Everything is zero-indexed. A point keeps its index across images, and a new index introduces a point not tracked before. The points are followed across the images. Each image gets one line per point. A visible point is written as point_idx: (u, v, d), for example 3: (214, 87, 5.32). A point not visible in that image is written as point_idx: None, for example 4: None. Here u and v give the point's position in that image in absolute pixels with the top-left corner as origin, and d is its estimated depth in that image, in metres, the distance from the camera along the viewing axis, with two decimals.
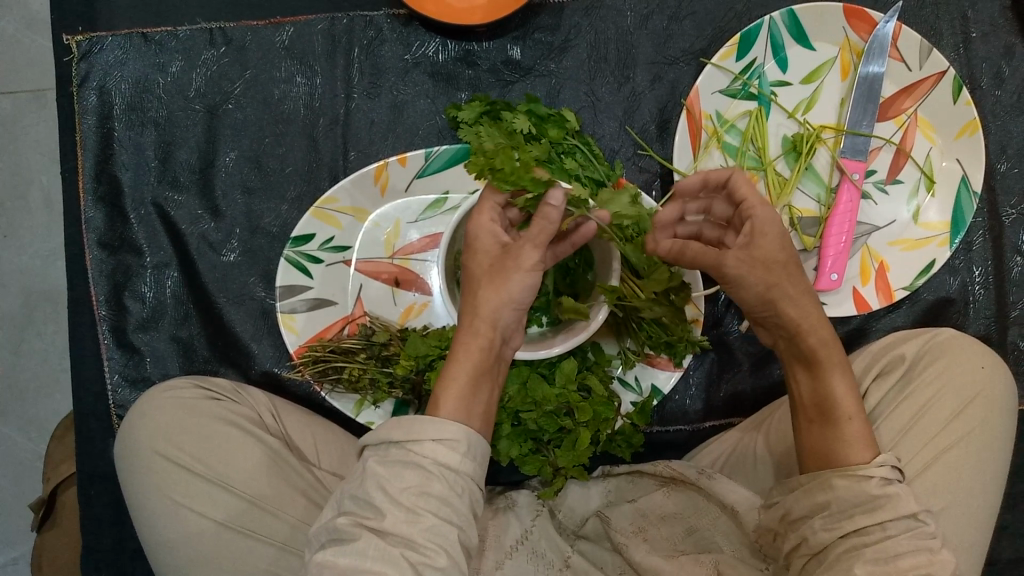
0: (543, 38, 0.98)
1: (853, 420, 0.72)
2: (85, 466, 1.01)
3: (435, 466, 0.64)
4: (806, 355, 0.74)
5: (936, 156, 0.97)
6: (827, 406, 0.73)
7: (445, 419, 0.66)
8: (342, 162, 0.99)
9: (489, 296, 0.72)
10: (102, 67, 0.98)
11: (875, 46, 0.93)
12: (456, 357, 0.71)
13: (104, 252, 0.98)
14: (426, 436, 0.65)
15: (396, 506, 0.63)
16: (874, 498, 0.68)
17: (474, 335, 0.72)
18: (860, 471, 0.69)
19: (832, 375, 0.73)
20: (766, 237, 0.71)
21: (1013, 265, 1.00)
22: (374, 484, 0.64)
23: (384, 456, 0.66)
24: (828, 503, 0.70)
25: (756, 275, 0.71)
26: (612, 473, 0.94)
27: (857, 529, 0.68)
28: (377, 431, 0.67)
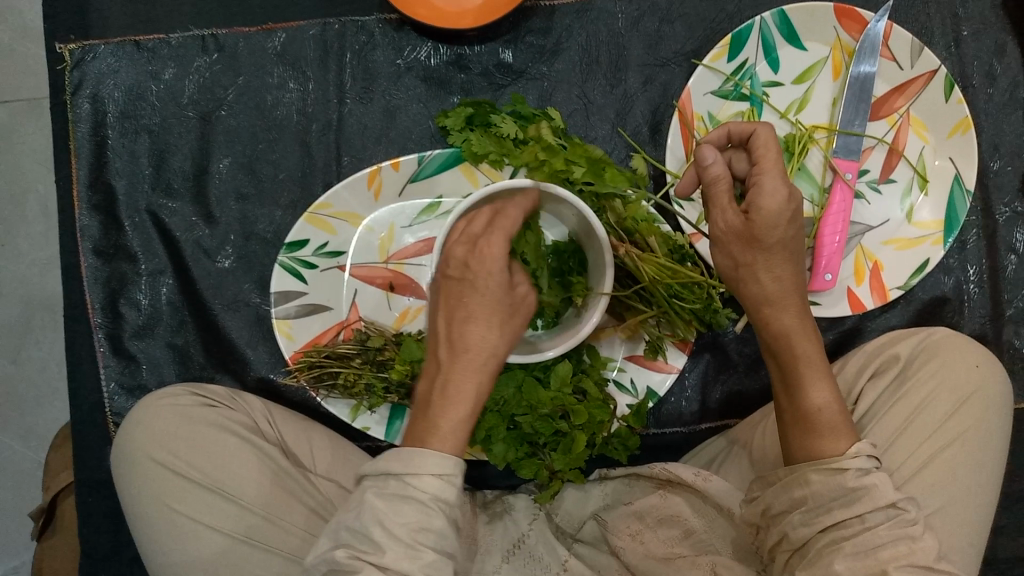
0: (534, 41, 0.99)
1: (823, 413, 0.71)
2: (83, 474, 1.01)
3: (433, 500, 0.62)
4: (770, 347, 0.72)
5: (929, 155, 0.97)
6: (796, 401, 0.72)
7: (441, 450, 0.63)
8: (335, 167, 0.99)
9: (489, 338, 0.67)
10: (95, 75, 0.98)
11: (866, 45, 0.93)
12: (452, 398, 0.65)
13: (99, 260, 0.99)
14: (424, 470, 0.62)
15: (395, 541, 0.61)
16: (850, 491, 0.68)
17: (477, 373, 0.66)
18: (834, 465, 0.69)
19: (802, 369, 0.71)
20: (763, 210, 0.67)
21: (1007, 263, 1.00)
22: (373, 518, 0.62)
23: (383, 488, 0.63)
24: (805, 498, 0.71)
25: (735, 248, 0.70)
26: (608, 476, 0.93)
27: (836, 523, 0.69)
28: (377, 460, 0.65)
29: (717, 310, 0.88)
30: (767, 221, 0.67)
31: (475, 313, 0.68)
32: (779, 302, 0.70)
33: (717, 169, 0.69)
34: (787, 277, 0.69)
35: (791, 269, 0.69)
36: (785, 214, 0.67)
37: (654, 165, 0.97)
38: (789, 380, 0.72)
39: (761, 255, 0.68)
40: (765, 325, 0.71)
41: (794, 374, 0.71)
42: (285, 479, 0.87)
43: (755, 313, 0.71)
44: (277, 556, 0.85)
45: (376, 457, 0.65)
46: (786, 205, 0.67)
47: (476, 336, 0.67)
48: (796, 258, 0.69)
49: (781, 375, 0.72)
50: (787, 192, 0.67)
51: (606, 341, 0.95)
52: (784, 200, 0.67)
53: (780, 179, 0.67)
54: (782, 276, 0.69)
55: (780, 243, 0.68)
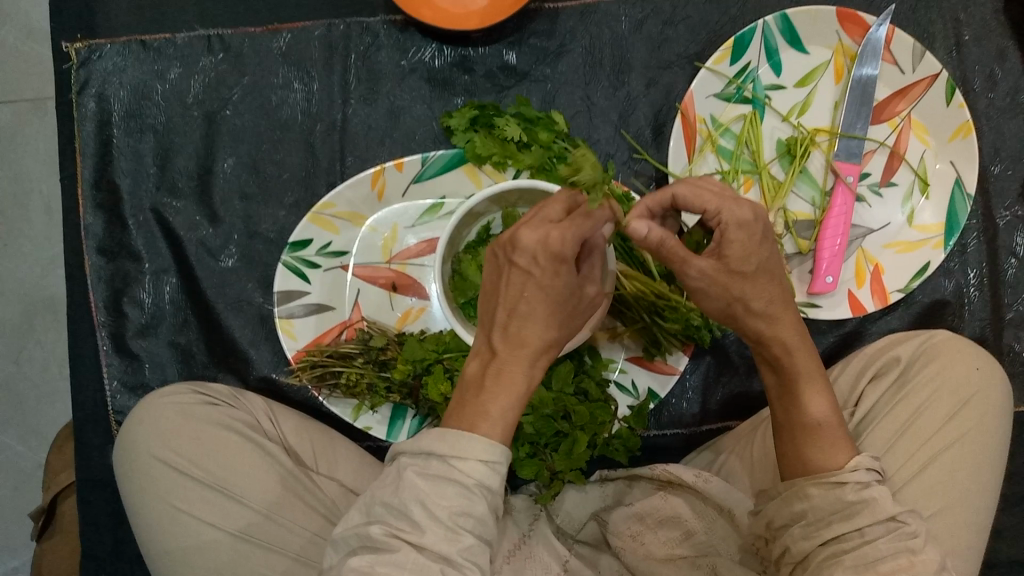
0: (538, 43, 0.99)
1: (822, 427, 0.72)
2: (85, 472, 1.01)
3: (476, 486, 0.62)
4: (769, 359, 0.73)
5: (930, 158, 0.97)
6: (796, 413, 0.73)
7: (491, 437, 0.64)
8: (339, 167, 0.99)
9: (550, 331, 0.68)
10: (100, 74, 0.99)
11: (868, 49, 0.93)
12: (504, 386, 0.66)
13: (103, 258, 0.99)
14: (470, 455, 0.62)
15: (435, 523, 0.61)
16: (850, 504, 0.69)
17: (529, 369, 0.67)
18: (832, 478, 0.69)
19: (802, 381, 0.72)
20: (733, 245, 0.67)
21: (1007, 267, 1.01)
22: (413, 497, 0.62)
23: (424, 468, 0.63)
24: (806, 512, 0.71)
25: (717, 287, 0.69)
26: (608, 478, 0.93)
27: (836, 537, 0.69)
28: (418, 440, 0.65)
29: (707, 329, 0.89)
30: (739, 251, 0.67)
31: (540, 309, 0.67)
32: (778, 321, 0.71)
33: (656, 233, 0.67)
34: (778, 298, 0.71)
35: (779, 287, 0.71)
36: (756, 239, 0.68)
37: (656, 168, 0.98)
38: (788, 391, 0.73)
39: (749, 284, 0.69)
40: (767, 342, 0.72)
41: (794, 386, 0.73)
42: (286, 476, 0.87)
43: (755, 336, 0.72)
44: (283, 557, 0.85)
45: (417, 436, 0.65)
46: (753, 230, 0.67)
47: (537, 331, 0.67)
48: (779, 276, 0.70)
49: (780, 387, 0.74)
50: (754, 211, 0.68)
51: (606, 343, 0.96)
52: (750, 221, 0.67)
53: (739, 205, 0.67)
54: (772, 296, 0.70)
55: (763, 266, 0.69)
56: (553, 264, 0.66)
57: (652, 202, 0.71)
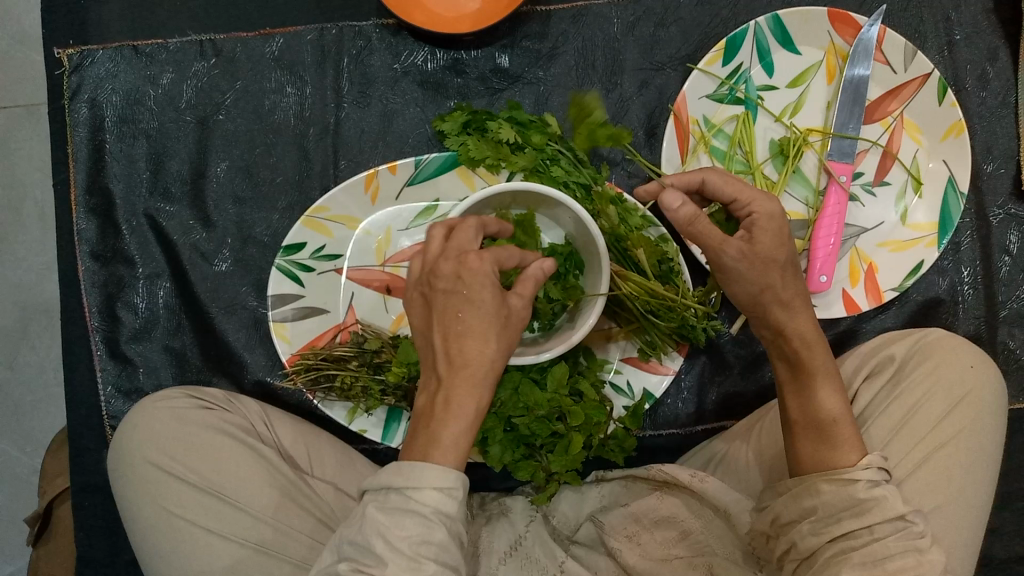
0: (531, 45, 0.99)
1: (838, 422, 0.73)
2: (80, 478, 1.01)
3: (434, 513, 0.62)
4: (788, 354, 0.74)
5: (923, 158, 0.98)
6: (809, 409, 0.74)
7: (444, 464, 0.63)
8: (333, 171, 0.99)
9: (491, 348, 0.66)
10: (93, 80, 0.99)
11: (860, 49, 0.94)
12: (452, 412, 0.64)
13: (96, 263, 0.99)
14: (424, 483, 0.62)
15: (396, 554, 0.61)
16: (860, 502, 0.69)
17: (475, 390, 0.65)
18: (845, 475, 0.70)
19: (817, 377, 0.74)
20: (766, 232, 0.70)
21: (1001, 265, 1.01)
22: (374, 531, 0.62)
23: (384, 502, 0.63)
24: (816, 508, 0.71)
25: (754, 271, 0.71)
26: (605, 478, 0.93)
27: (845, 533, 0.69)
28: (378, 475, 0.65)
29: (704, 326, 0.89)
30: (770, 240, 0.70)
31: (473, 329, 0.66)
32: (794, 314, 0.73)
33: (688, 209, 0.69)
34: (796, 298, 0.73)
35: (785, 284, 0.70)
36: (784, 232, 0.71)
37: (649, 168, 0.98)
38: (803, 388, 0.74)
39: (779, 274, 0.72)
40: (786, 336, 0.74)
41: (810, 382, 0.74)
42: (281, 480, 0.87)
43: (777, 328, 0.74)
44: (278, 560, 0.85)
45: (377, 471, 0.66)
46: (782, 220, 0.71)
47: (478, 350, 0.65)
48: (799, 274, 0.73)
49: (795, 383, 0.75)
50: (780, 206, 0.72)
51: (601, 344, 0.96)
52: (779, 214, 0.71)
53: (769, 198, 0.71)
54: (796, 290, 0.73)
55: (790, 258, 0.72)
56: (469, 285, 0.67)
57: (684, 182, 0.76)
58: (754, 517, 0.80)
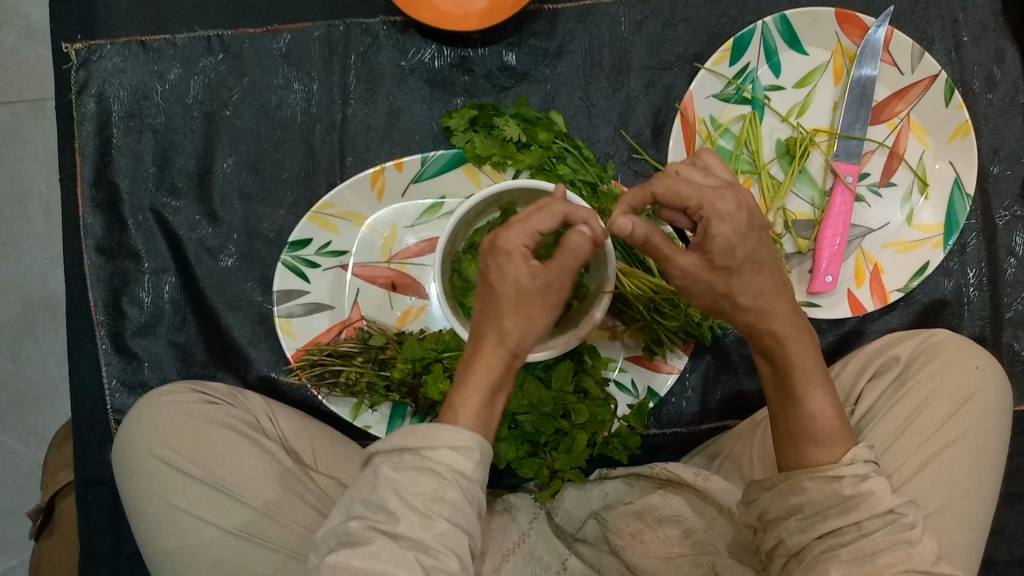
0: (538, 44, 0.99)
1: (819, 419, 0.71)
2: (84, 471, 1.01)
3: (449, 472, 0.62)
4: (767, 352, 0.72)
5: (929, 159, 0.98)
6: (790, 407, 0.72)
7: (460, 426, 0.63)
8: (338, 167, 0.99)
9: (514, 319, 0.64)
10: (101, 74, 0.99)
11: (868, 49, 0.93)
12: (468, 380, 0.64)
13: (102, 258, 0.99)
14: (440, 444, 0.62)
15: (409, 511, 0.61)
16: (847, 498, 0.68)
17: (496, 356, 0.65)
18: (828, 472, 0.69)
19: (796, 372, 0.71)
20: (719, 238, 0.65)
21: (1006, 267, 1.01)
22: (387, 488, 0.62)
23: (397, 462, 0.63)
24: (801, 505, 0.71)
25: (702, 285, 0.68)
26: (607, 476, 0.92)
27: (833, 530, 0.69)
28: (391, 437, 0.65)
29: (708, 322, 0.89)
30: (724, 246, 0.65)
31: (502, 305, 0.64)
32: (769, 313, 0.69)
33: (639, 231, 0.66)
34: (768, 289, 0.69)
35: (779, 273, 0.69)
36: (741, 230, 0.65)
37: (655, 167, 0.98)
38: (785, 384, 0.72)
39: (736, 278, 0.67)
40: (758, 333, 0.71)
41: (790, 379, 0.71)
42: (285, 474, 0.87)
43: (747, 327, 0.70)
44: (277, 554, 0.85)
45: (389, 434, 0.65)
46: (742, 224, 0.65)
47: (502, 327, 0.64)
48: (771, 267, 0.68)
49: (777, 380, 0.72)
50: (737, 202, 0.65)
51: (605, 343, 0.95)
52: (736, 213, 0.65)
53: (720, 197, 0.65)
54: (761, 288, 0.68)
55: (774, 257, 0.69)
56: (503, 264, 0.64)
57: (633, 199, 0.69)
58: (742, 509, 0.78)
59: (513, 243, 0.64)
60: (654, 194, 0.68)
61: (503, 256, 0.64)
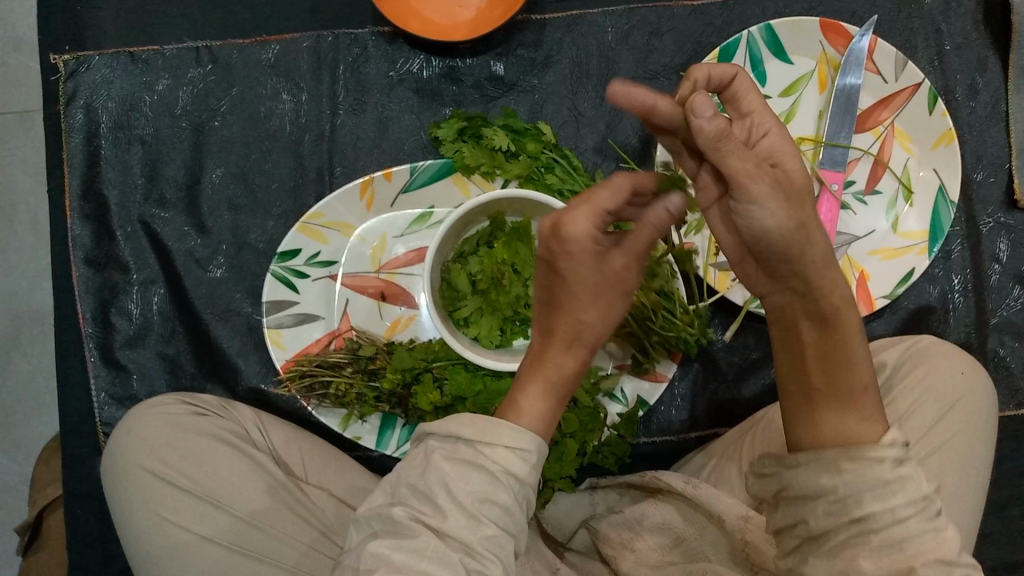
0: (526, 54, 1.00)
1: (866, 393, 0.67)
2: (72, 485, 1.01)
3: (502, 473, 0.62)
4: (822, 316, 0.66)
5: (914, 166, 0.99)
6: (838, 377, 0.67)
7: (523, 427, 0.63)
8: (328, 177, 0.99)
9: (591, 314, 0.66)
10: (89, 85, 0.99)
11: (852, 59, 0.95)
12: (535, 380, 0.66)
13: (90, 269, 0.99)
14: (499, 441, 0.62)
15: (459, 509, 0.61)
16: (887, 483, 0.63)
17: (568, 355, 0.67)
18: (871, 455, 0.64)
19: (848, 344, 0.66)
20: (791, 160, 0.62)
21: (991, 273, 1.02)
22: (438, 482, 0.62)
23: (451, 453, 0.63)
24: (833, 487, 0.65)
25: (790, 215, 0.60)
26: (598, 485, 0.95)
27: (866, 516, 0.63)
28: (446, 422, 0.65)
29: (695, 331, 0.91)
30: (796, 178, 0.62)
31: (581, 297, 0.65)
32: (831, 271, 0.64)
33: (720, 122, 0.58)
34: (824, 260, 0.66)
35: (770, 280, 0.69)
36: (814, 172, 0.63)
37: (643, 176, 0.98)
38: (834, 354, 0.66)
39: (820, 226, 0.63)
40: (818, 294, 0.65)
41: (840, 349, 0.66)
42: (276, 486, 0.87)
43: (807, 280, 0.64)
44: (277, 569, 0.85)
45: (445, 419, 0.65)
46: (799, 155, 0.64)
47: (574, 321, 0.66)
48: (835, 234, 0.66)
49: (823, 348, 0.67)
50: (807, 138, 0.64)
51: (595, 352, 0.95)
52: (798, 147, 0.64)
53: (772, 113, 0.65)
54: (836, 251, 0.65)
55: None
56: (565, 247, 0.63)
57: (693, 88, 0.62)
58: (754, 482, 0.74)
59: (579, 230, 0.62)
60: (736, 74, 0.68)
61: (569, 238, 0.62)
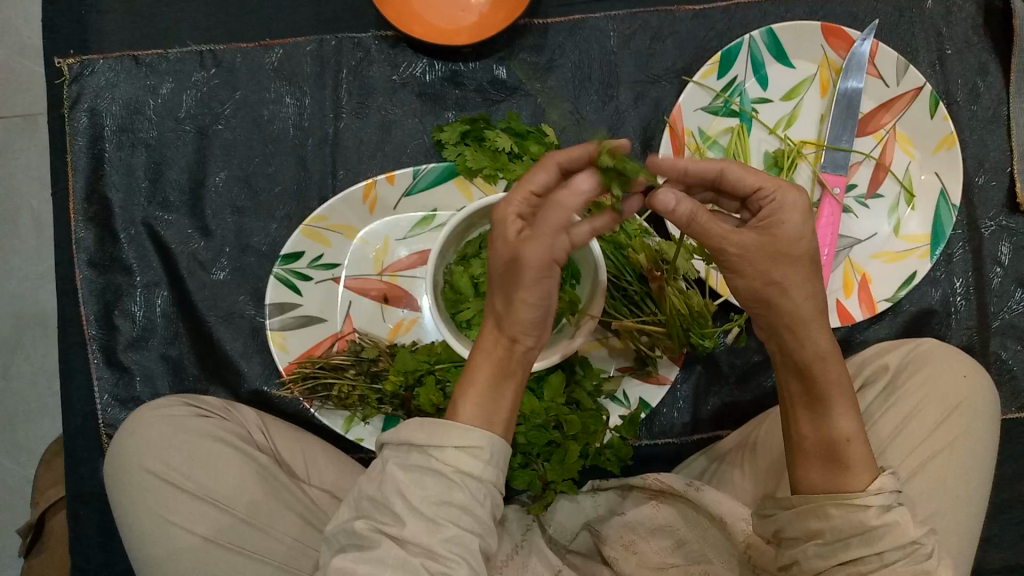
0: (528, 58, 1.00)
1: (851, 441, 0.72)
2: (75, 487, 1.01)
3: (456, 474, 0.63)
4: (801, 368, 0.72)
5: (915, 170, 0.99)
6: (821, 427, 0.72)
7: (466, 424, 0.65)
8: (331, 181, 1.00)
9: (505, 301, 0.67)
10: (93, 89, 0.99)
11: (853, 63, 0.95)
12: (470, 379, 0.68)
13: (94, 272, 0.99)
14: (448, 442, 0.63)
15: (416, 515, 0.62)
16: (873, 529, 0.68)
17: (494, 344, 0.69)
18: (855, 501, 0.69)
19: (833, 394, 0.72)
20: (784, 225, 0.67)
21: (992, 276, 1.02)
22: (393, 489, 0.63)
23: (405, 460, 0.64)
24: (822, 531, 0.71)
25: (761, 265, 0.68)
26: (601, 488, 0.94)
27: (854, 559, 0.69)
28: (399, 429, 0.66)
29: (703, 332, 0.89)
30: (790, 232, 0.67)
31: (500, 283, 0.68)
32: (802, 322, 0.71)
33: (687, 206, 0.63)
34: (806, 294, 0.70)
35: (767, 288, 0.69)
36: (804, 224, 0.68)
37: None
38: (818, 403, 0.73)
39: (793, 268, 0.68)
40: (796, 346, 0.72)
41: (824, 398, 0.72)
42: (277, 487, 0.87)
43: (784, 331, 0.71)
44: (268, 567, 0.84)
45: (399, 425, 0.66)
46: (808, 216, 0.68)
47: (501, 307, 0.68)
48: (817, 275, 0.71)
49: (807, 398, 0.73)
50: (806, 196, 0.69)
51: (598, 355, 0.96)
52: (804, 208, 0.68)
53: (794, 189, 0.68)
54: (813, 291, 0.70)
55: (799, 252, 0.68)
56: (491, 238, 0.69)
57: (697, 167, 0.67)
58: (758, 522, 0.79)
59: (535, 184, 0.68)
60: (723, 169, 0.68)
61: (495, 226, 0.68)
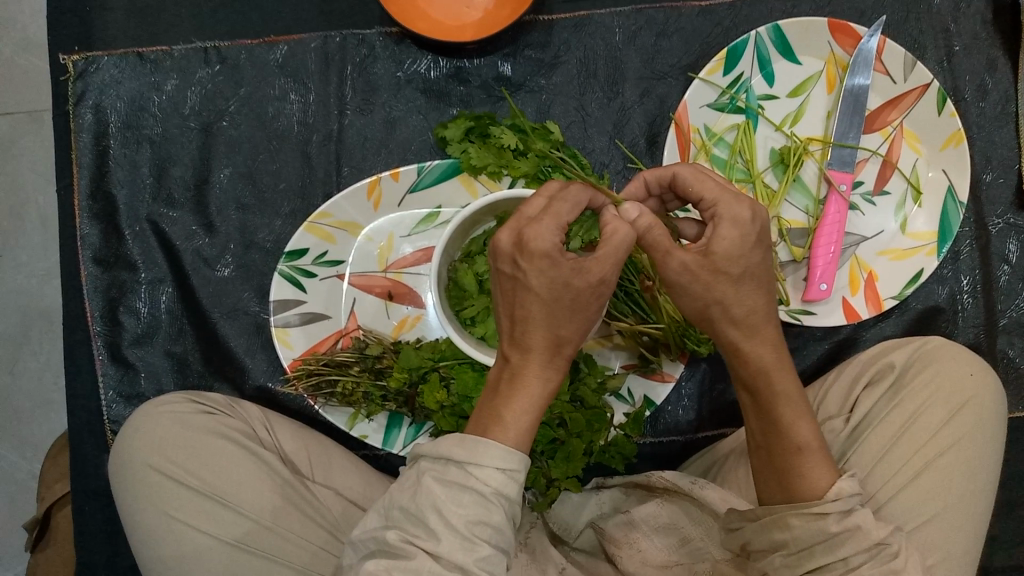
0: (533, 54, 1.00)
1: (803, 451, 0.70)
2: (80, 482, 1.01)
3: (493, 494, 0.62)
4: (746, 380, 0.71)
5: (922, 167, 0.98)
6: (774, 438, 0.71)
7: (507, 445, 0.62)
8: (335, 177, 1.00)
9: (565, 328, 0.65)
10: (98, 85, 0.99)
11: (860, 59, 0.95)
12: (516, 402, 0.64)
13: (99, 268, 0.99)
14: (487, 461, 0.61)
15: (451, 532, 0.61)
16: (834, 534, 0.68)
17: (544, 370, 0.65)
18: (814, 509, 0.69)
19: (781, 403, 0.70)
20: (723, 241, 0.65)
21: (1000, 273, 1.01)
22: (429, 504, 0.62)
23: (442, 474, 0.63)
24: (786, 542, 0.71)
25: (701, 283, 0.67)
26: (605, 485, 0.94)
27: (819, 566, 0.70)
28: (437, 443, 0.64)
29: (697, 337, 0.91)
30: (729, 248, 0.65)
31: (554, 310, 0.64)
32: (757, 331, 0.69)
33: (648, 217, 0.67)
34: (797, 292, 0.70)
35: (762, 294, 0.68)
36: (747, 240, 0.66)
37: None
38: (768, 413, 0.71)
39: (733, 286, 0.67)
40: (743, 357, 0.70)
41: (771, 408, 0.71)
42: (285, 485, 0.87)
43: (731, 344, 0.70)
44: (287, 569, 0.85)
45: (436, 438, 0.65)
46: (749, 229, 0.66)
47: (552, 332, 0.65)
48: None
49: (756, 408, 0.72)
50: (751, 210, 0.66)
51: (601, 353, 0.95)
52: (749, 220, 0.66)
53: (737, 202, 0.66)
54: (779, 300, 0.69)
55: None
56: (542, 265, 0.64)
57: (653, 175, 0.74)
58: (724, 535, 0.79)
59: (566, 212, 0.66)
60: (674, 175, 0.72)
61: (533, 254, 0.64)
